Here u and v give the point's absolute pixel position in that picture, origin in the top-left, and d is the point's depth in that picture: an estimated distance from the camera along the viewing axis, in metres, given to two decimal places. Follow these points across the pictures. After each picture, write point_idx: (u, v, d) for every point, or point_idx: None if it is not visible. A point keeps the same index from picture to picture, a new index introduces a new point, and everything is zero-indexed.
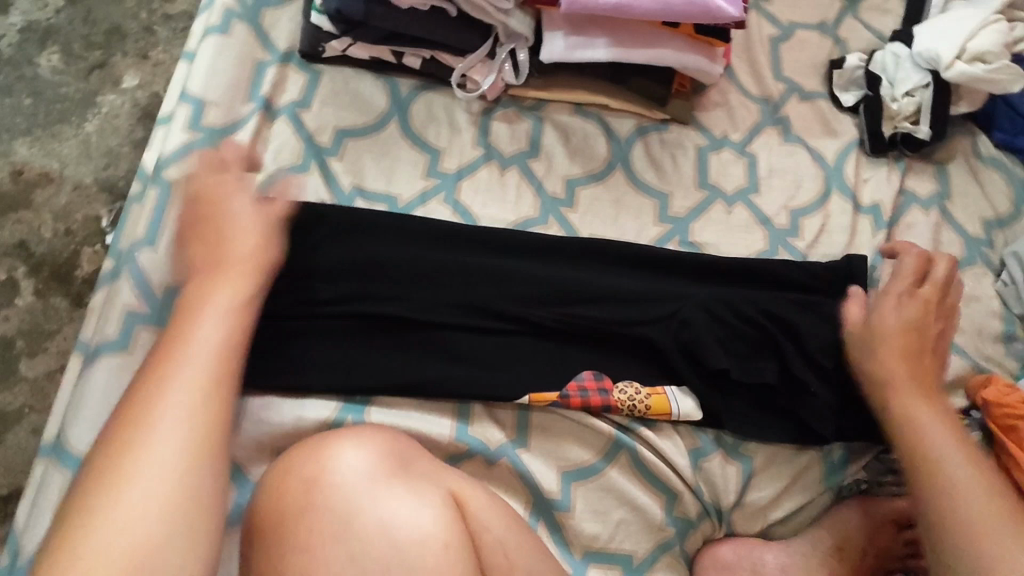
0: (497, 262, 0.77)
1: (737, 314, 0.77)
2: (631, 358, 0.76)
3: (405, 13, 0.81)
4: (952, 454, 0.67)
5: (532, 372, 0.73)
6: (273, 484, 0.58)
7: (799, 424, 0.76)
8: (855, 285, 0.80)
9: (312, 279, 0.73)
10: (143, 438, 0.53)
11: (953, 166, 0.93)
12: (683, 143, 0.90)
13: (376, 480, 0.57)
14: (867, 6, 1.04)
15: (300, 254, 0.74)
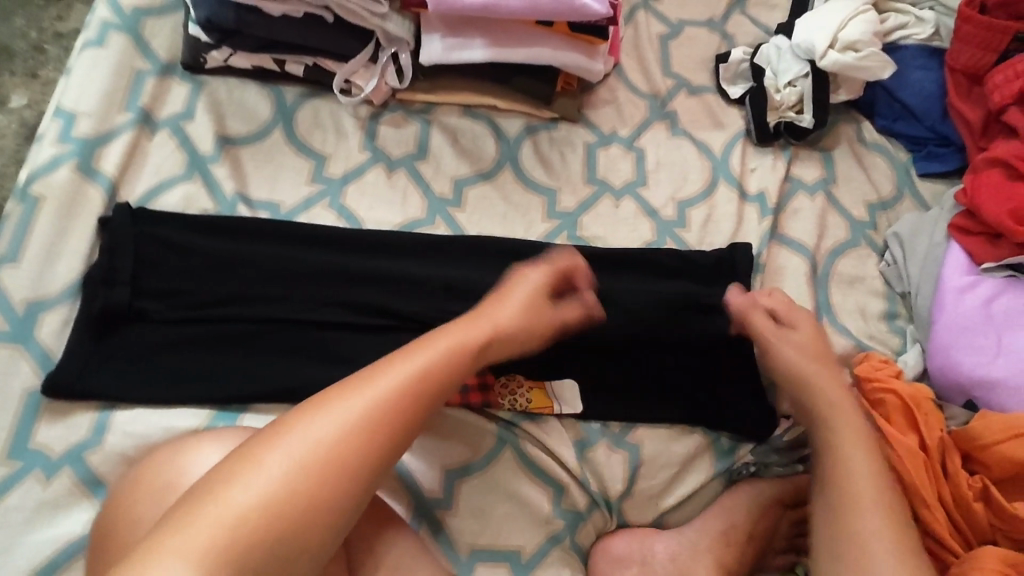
0: (377, 263, 0.78)
1: (618, 305, 0.79)
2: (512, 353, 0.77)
3: (279, 20, 0.81)
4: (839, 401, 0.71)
5: None
6: (125, 496, 0.57)
7: (680, 408, 0.78)
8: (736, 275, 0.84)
9: (184, 284, 0.73)
10: (293, 449, 0.50)
11: (837, 152, 0.96)
12: (572, 140, 0.91)
13: None
14: (755, 2, 1.07)
15: (170, 261, 0.74)
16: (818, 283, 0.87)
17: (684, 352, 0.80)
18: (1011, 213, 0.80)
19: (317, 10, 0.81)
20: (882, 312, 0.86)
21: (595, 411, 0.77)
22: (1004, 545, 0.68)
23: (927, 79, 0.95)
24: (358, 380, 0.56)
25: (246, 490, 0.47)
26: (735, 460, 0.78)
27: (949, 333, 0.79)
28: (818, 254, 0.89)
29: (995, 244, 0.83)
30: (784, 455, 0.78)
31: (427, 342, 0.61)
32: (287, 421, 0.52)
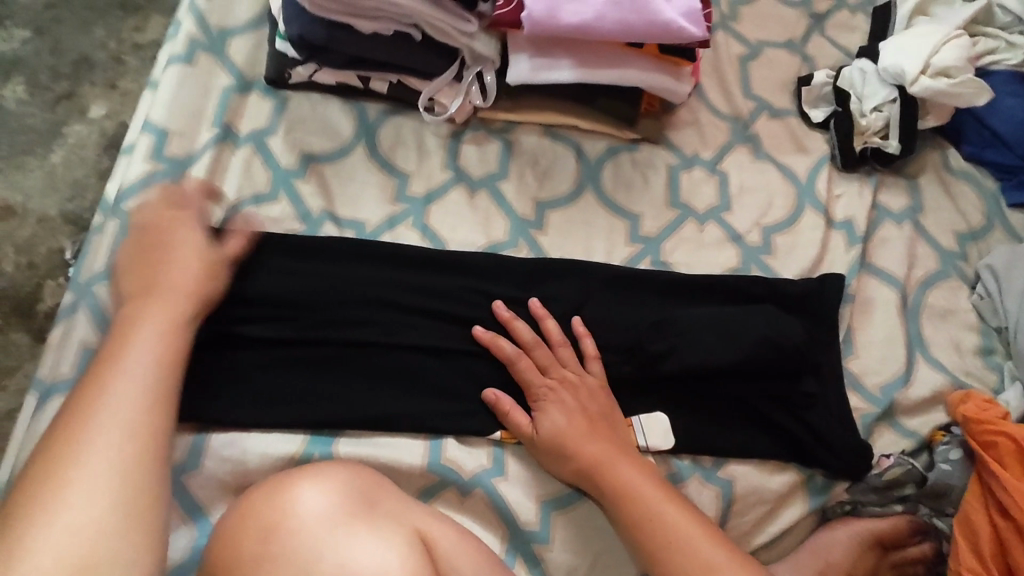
0: (462, 285, 0.77)
1: (705, 336, 0.76)
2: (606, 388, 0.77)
3: (368, 39, 0.80)
4: (624, 471, 0.69)
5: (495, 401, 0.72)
6: (233, 527, 0.56)
7: (771, 443, 0.76)
8: (824, 306, 0.81)
9: (270, 310, 0.72)
10: (87, 482, 0.52)
11: (924, 179, 0.93)
12: (655, 163, 0.90)
13: (337, 523, 0.56)
14: (834, 23, 1.05)
15: (254, 284, 0.73)
16: (909, 316, 0.84)
17: (773, 387, 0.77)
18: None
19: (406, 28, 0.80)
20: (975, 346, 0.84)
21: (683, 444, 0.75)
22: None
23: (1019, 106, 0.93)
24: (86, 401, 0.57)
25: (80, 515, 0.51)
26: (831, 498, 0.76)
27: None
28: (909, 285, 0.86)
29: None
30: (882, 494, 0.75)
31: (130, 364, 0.59)
32: (72, 426, 0.55)
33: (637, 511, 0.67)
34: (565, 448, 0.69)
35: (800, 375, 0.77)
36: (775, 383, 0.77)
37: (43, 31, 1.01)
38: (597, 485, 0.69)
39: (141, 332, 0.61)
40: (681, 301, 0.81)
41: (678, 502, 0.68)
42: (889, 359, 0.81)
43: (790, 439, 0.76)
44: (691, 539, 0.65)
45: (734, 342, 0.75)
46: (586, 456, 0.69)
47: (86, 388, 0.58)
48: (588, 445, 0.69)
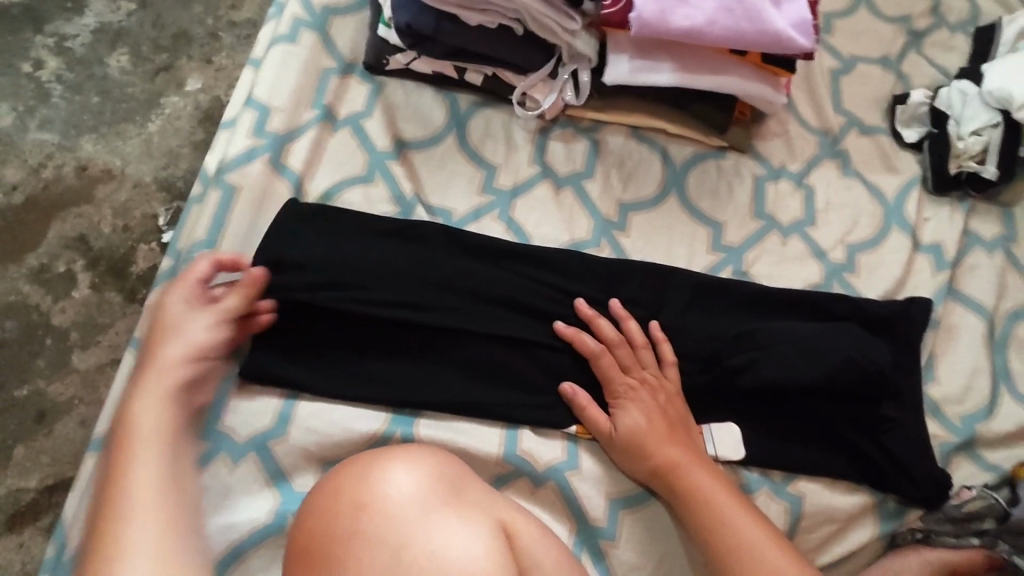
0: (545, 280, 0.77)
1: (793, 350, 0.75)
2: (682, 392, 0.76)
3: (472, 30, 0.81)
4: (699, 475, 0.68)
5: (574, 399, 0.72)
6: (322, 507, 0.57)
7: (847, 465, 0.75)
8: (909, 328, 0.80)
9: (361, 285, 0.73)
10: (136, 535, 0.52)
11: (1018, 209, 0.91)
12: (741, 172, 0.89)
13: (427, 505, 0.56)
14: (931, 43, 1.02)
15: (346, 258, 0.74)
16: (996, 347, 0.82)
17: (856, 408, 0.75)
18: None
19: (509, 22, 0.81)
20: None
21: (756, 459, 0.74)
22: None
23: None
24: (122, 451, 0.58)
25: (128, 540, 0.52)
26: (902, 525, 0.74)
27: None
28: (997, 315, 0.84)
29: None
30: (958, 525, 0.72)
31: (149, 436, 0.58)
32: (111, 489, 0.55)
33: (716, 521, 0.66)
34: (648, 451, 0.69)
35: (885, 398, 0.76)
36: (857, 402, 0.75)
37: (146, 4, 1.05)
38: (677, 490, 0.68)
39: (170, 349, 0.64)
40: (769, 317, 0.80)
41: (754, 514, 0.66)
42: (972, 389, 0.79)
43: (867, 462, 0.75)
44: (763, 552, 0.63)
45: (817, 361, 0.74)
46: (668, 459, 0.69)
47: (117, 457, 0.57)
48: (670, 448, 0.69)
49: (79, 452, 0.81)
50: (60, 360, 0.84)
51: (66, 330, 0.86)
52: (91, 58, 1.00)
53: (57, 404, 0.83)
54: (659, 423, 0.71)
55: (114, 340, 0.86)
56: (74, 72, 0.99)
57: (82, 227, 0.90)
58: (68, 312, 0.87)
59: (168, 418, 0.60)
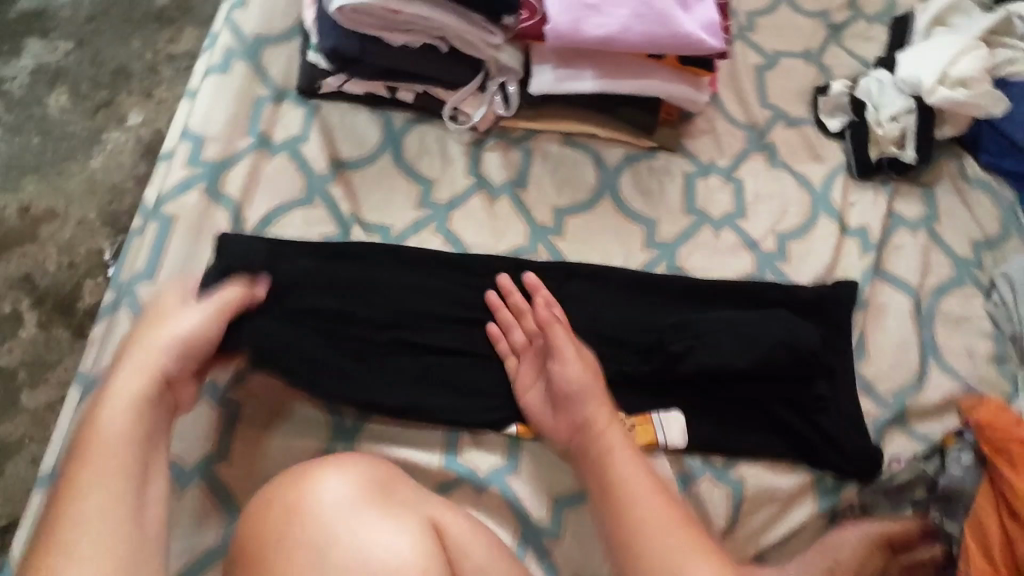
0: (482, 287, 0.80)
1: (728, 336, 0.77)
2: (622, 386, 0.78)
3: (398, 50, 0.83)
4: (623, 454, 0.67)
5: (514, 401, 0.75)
6: (254, 512, 0.59)
7: (787, 443, 0.77)
8: (838, 309, 0.83)
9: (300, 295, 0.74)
10: (89, 543, 0.51)
11: (940, 188, 0.94)
12: (671, 170, 0.92)
13: (355, 506, 0.58)
14: (851, 35, 1.06)
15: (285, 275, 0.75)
16: (922, 323, 0.86)
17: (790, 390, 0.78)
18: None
19: (433, 40, 0.83)
20: (990, 354, 0.84)
21: (700, 443, 0.76)
22: None
23: None
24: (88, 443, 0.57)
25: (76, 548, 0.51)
26: (840, 500, 0.76)
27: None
28: (922, 292, 0.87)
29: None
30: (893, 497, 0.75)
31: (114, 436, 0.58)
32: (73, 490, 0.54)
33: (620, 493, 0.64)
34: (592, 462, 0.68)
35: (818, 378, 0.79)
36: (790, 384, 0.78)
37: (84, 43, 1.06)
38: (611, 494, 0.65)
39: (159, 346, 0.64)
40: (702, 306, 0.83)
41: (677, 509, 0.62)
42: (901, 364, 0.82)
43: (805, 440, 0.77)
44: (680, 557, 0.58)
45: (751, 345, 0.76)
46: (602, 445, 0.68)
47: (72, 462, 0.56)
48: (609, 435, 0.68)
49: (31, 491, 0.81)
50: (9, 401, 0.85)
51: (15, 371, 0.86)
52: (30, 99, 1.01)
53: (8, 445, 0.83)
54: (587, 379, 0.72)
55: (63, 376, 0.87)
56: (14, 114, 1.00)
57: (27, 266, 0.91)
58: (16, 352, 0.87)
59: (136, 408, 0.60)
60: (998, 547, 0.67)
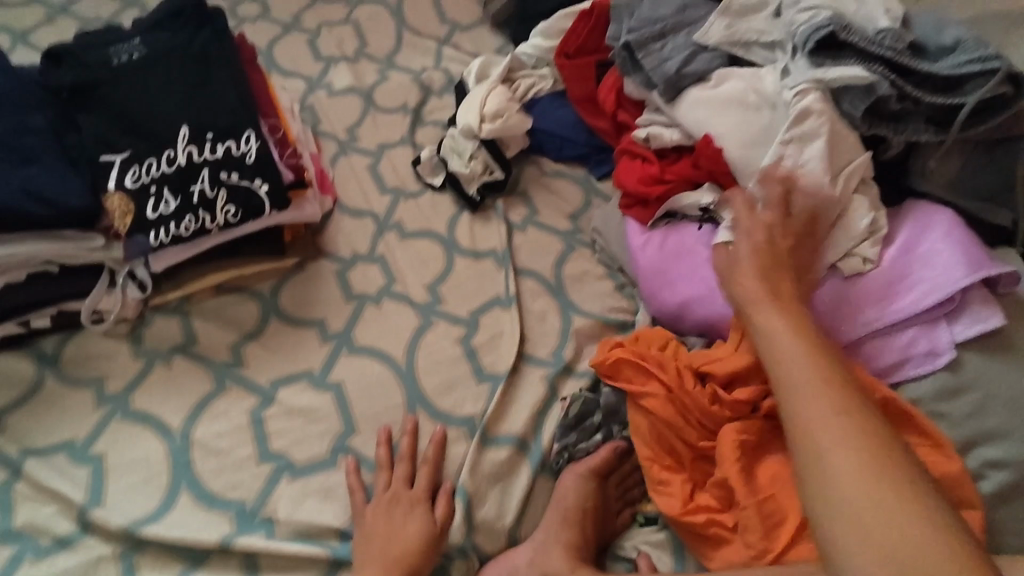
0: (10, 164, 0.86)
1: (156, 58, 0.96)
2: (140, 138, 0.93)
3: (7, 290, 0.88)
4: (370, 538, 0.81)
5: (61, 184, 0.87)
6: None
7: (218, 79, 0.97)
8: (205, 29, 0.99)
9: (41, 219, 0.85)
10: None
11: (532, 189, 1.18)
12: (321, 274, 1.04)
13: None
14: (431, 110, 1.30)
15: None
16: (556, 292, 1.04)
17: (254, 124, 0.96)
18: (724, 173, 0.94)
19: (39, 268, 0.89)
20: (611, 287, 1.06)
21: (152, 53, 0.96)
22: (730, 417, 0.82)
23: (566, 113, 1.21)
24: None
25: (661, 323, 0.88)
26: (548, 455, 0.90)
27: (691, 277, 0.94)
28: (548, 269, 1.07)
29: (685, 188, 0.98)
30: (583, 434, 0.91)
31: None
32: None
33: None
34: None
35: (254, 118, 0.96)
36: (245, 93, 0.98)
37: None
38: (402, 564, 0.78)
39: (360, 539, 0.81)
40: (248, 172, 0.93)
41: (409, 512, 0.82)
42: (548, 332, 1.00)
43: (227, 84, 0.97)
44: (830, 456, 0.59)
45: (173, 79, 0.95)
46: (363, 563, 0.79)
47: None
48: (383, 514, 0.82)
49: None
50: None
51: None
52: None
53: None
54: (144, 160, 0.91)
55: None
56: None
57: None
58: None
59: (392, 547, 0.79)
60: (652, 439, 0.85)
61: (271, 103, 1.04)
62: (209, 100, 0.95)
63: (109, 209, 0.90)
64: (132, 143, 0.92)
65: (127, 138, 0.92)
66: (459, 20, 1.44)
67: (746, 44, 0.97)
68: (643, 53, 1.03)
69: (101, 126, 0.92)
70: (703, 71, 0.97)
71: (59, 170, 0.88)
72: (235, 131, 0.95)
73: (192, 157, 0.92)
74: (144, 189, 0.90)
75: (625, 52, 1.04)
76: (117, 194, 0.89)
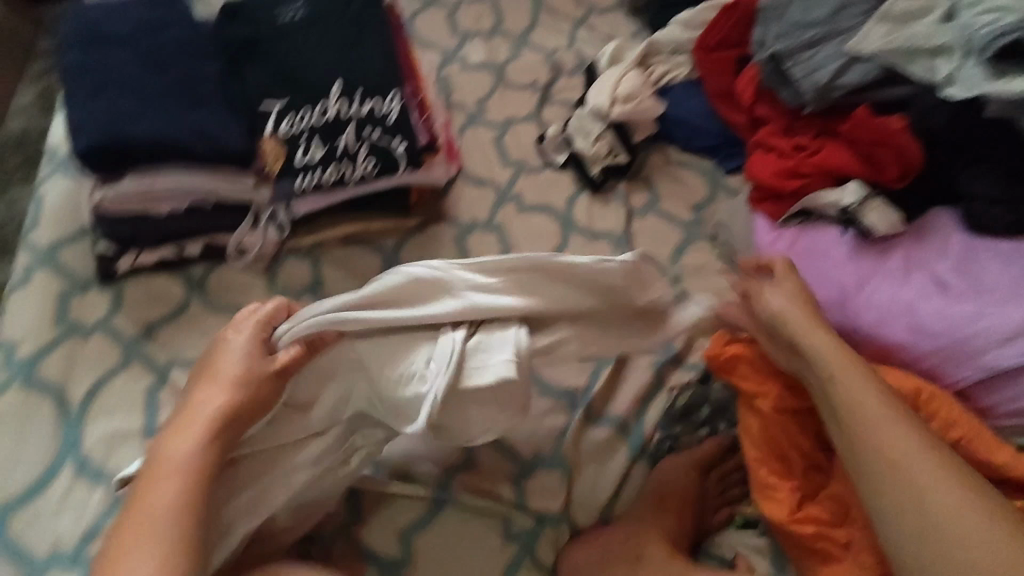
0: (183, 104, 0.94)
1: (317, 18, 1.02)
2: (296, 90, 0.99)
3: (167, 217, 0.96)
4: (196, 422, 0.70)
5: (226, 127, 0.94)
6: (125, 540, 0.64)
7: (369, 41, 1.02)
8: None
9: (208, 158, 0.93)
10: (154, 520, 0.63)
11: (656, 177, 1.16)
12: (441, 236, 1.08)
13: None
14: (559, 90, 1.31)
15: (84, 135, 0.88)
16: (672, 282, 1.02)
17: (397, 87, 1.01)
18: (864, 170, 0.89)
19: (197, 200, 0.96)
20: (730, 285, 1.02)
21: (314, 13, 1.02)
22: None
23: (700, 103, 1.18)
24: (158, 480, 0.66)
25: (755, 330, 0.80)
26: (649, 441, 0.89)
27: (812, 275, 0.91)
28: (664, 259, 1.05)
29: (824, 184, 0.93)
30: (685, 424, 0.90)
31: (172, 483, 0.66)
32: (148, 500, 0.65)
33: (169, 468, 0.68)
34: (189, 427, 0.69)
35: (398, 81, 1.01)
36: (391, 56, 1.02)
37: None
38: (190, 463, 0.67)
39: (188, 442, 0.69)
40: (390, 131, 0.98)
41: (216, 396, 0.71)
42: None
43: (377, 47, 1.02)
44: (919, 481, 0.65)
45: (330, 39, 1.01)
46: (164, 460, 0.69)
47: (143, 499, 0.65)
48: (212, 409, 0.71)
49: None
50: None
51: None
52: None
53: None
54: (299, 113, 0.97)
55: None
56: None
57: None
58: None
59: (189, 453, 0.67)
60: (760, 439, 0.82)
61: (413, 68, 1.08)
62: (360, 60, 1.01)
63: (264, 153, 0.96)
64: (290, 95, 0.98)
65: (285, 89, 0.99)
66: (596, 4, 1.44)
67: (908, 54, 0.87)
68: (791, 62, 0.96)
69: (264, 77, 0.99)
70: (860, 83, 0.91)
71: (225, 113, 0.96)
72: (381, 92, 0.99)
73: (341, 111, 0.98)
74: (298, 139, 0.97)
75: (770, 62, 0.99)
76: (273, 140, 0.96)
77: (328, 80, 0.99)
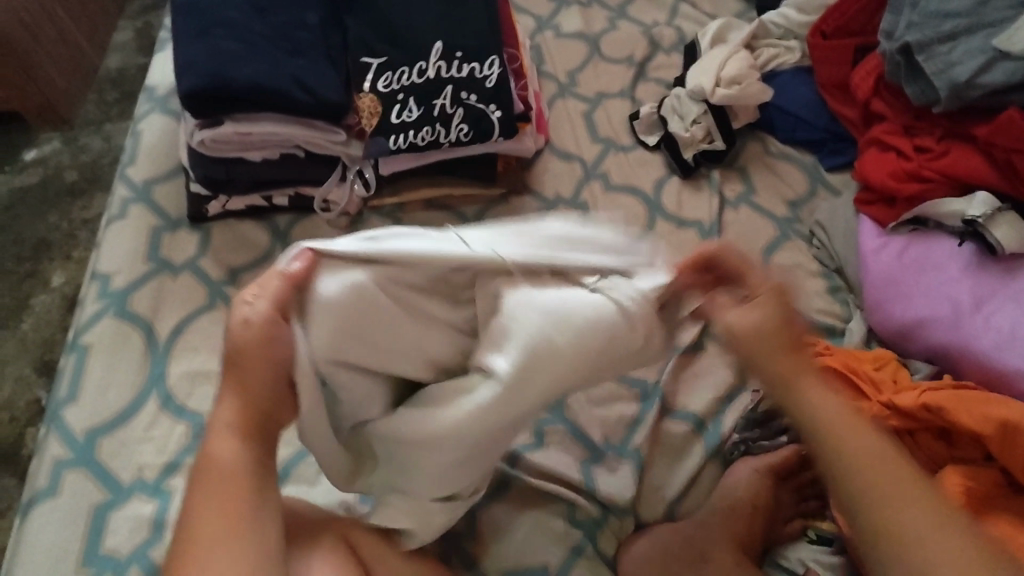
0: (283, 51, 0.93)
1: None
2: (394, 46, 0.97)
3: (260, 164, 0.97)
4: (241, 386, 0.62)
5: (325, 80, 0.93)
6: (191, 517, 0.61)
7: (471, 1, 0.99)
8: None
9: (304, 109, 0.92)
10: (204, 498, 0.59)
11: (752, 167, 1.10)
12: (523, 209, 1.05)
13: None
14: (655, 67, 1.25)
15: (188, 76, 0.89)
16: None
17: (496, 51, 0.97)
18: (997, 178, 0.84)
19: (289, 149, 0.97)
20: (823, 288, 0.97)
21: None
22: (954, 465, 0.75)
23: (809, 92, 1.11)
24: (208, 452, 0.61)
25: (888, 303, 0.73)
26: (723, 441, 0.86)
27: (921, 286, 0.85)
28: (755, 254, 1.00)
29: (946, 191, 0.88)
30: (763, 428, 0.87)
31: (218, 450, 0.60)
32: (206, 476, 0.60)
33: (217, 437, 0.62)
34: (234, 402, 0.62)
35: (498, 44, 0.98)
36: (492, 18, 0.99)
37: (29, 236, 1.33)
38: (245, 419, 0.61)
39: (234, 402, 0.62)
40: (485, 95, 0.95)
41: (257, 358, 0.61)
42: None
43: (479, 8, 0.99)
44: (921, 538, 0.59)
45: None
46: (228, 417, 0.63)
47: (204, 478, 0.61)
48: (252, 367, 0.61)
49: None
50: None
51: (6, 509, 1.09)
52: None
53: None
54: (395, 70, 0.96)
55: None
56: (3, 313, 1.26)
57: None
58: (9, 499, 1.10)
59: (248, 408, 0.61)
60: None
61: (512, 32, 1.04)
62: (460, 20, 0.98)
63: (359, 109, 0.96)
64: (388, 51, 0.97)
65: (384, 45, 0.97)
66: None
67: None
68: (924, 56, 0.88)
69: (364, 31, 0.97)
70: (1002, 84, 0.83)
71: (324, 65, 0.95)
72: (480, 54, 0.96)
73: (438, 71, 0.96)
74: (393, 96, 0.95)
75: (899, 55, 0.91)
76: (369, 96, 0.95)
77: (427, 38, 0.97)
